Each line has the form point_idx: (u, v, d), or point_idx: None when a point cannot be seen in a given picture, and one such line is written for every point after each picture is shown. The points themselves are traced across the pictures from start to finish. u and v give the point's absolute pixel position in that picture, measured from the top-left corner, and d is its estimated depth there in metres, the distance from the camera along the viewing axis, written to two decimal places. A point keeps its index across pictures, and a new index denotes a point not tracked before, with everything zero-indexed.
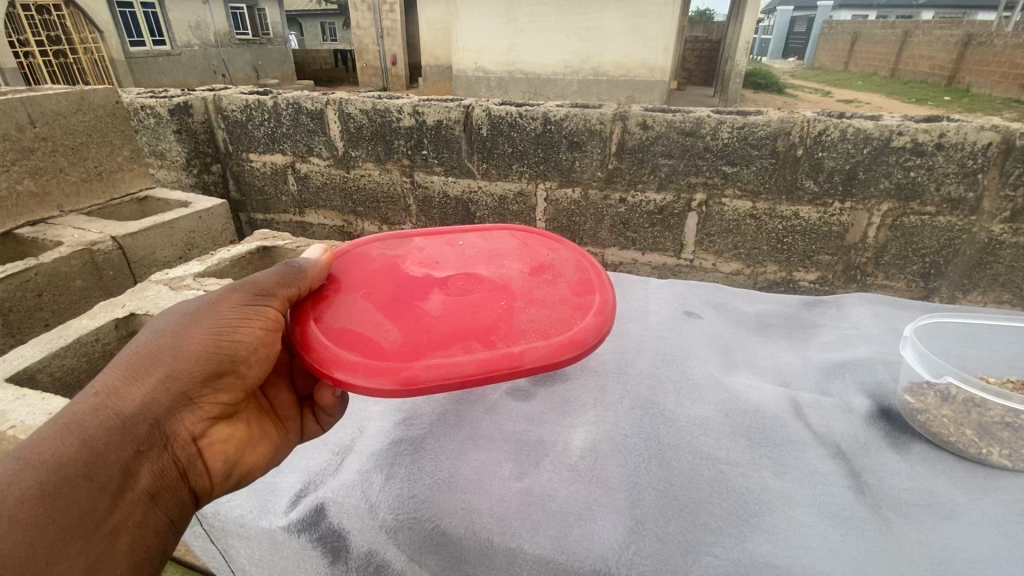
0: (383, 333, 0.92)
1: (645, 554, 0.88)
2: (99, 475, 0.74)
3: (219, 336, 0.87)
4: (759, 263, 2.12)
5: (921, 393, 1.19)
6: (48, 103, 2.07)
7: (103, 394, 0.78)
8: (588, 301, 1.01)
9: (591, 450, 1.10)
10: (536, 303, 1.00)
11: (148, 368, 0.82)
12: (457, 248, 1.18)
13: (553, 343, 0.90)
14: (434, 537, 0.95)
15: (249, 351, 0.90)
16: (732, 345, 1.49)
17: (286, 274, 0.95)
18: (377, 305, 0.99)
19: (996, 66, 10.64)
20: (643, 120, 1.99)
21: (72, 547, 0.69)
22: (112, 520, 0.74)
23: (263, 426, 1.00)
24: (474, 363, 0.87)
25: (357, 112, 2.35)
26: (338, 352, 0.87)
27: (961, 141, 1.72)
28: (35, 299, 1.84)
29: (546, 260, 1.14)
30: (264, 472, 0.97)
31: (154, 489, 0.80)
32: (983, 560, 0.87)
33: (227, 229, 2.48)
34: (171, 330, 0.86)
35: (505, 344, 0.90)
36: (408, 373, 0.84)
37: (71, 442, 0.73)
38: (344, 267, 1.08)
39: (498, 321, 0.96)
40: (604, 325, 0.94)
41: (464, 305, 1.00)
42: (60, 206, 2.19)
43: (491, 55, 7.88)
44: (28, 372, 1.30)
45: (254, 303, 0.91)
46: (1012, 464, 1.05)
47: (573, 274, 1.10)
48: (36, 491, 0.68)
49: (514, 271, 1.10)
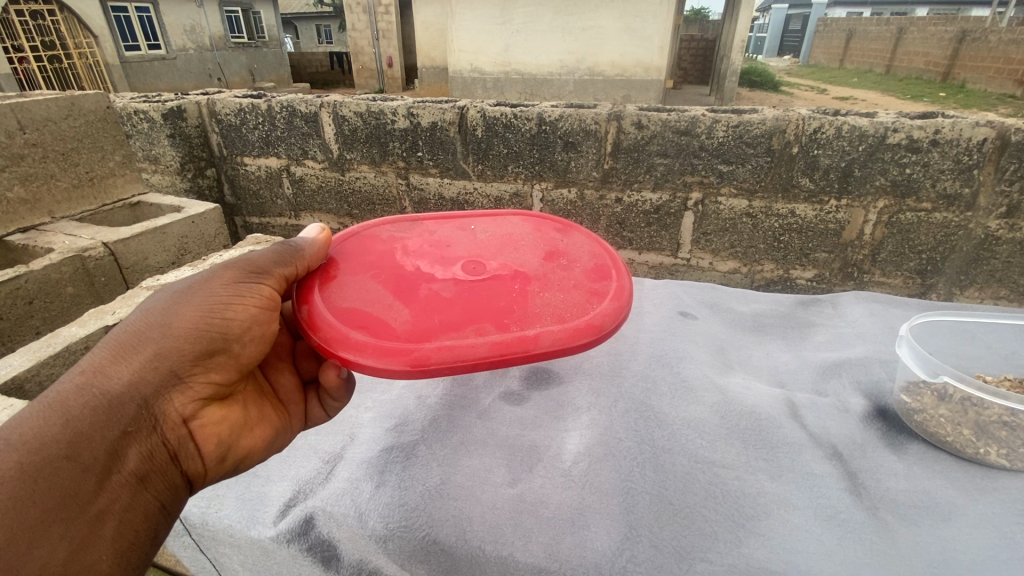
0: (393, 314, 0.90)
1: (639, 561, 0.87)
2: (83, 457, 0.73)
3: (210, 314, 0.85)
4: (756, 262, 2.11)
5: (917, 392, 1.18)
6: (37, 109, 2.04)
7: (88, 373, 0.77)
8: (605, 286, 0.99)
9: (584, 455, 1.09)
10: (551, 288, 0.98)
11: (136, 346, 0.81)
12: (468, 232, 1.16)
13: (570, 328, 0.88)
14: (425, 547, 0.94)
15: (243, 330, 0.88)
16: (728, 345, 1.48)
17: (282, 253, 0.93)
18: (388, 286, 0.97)
19: (990, 62, 10.71)
20: (637, 120, 1.98)
21: (54, 531, 0.69)
22: (97, 504, 0.74)
23: (262, 410, 0.99)
24: (487, 346, 0.85)
25: (351, 114, 2.34)
26: (347, 332, 0.85)
27: (957, 137, 1.71)
28: (26, 306, 1.83)
29: (560, 246, 1.12)
30: (261, 457, 0.96)
31: (143, 472, 0.79)
32: (981, 562, 0.86)
33: (221, 233, 2.46)
34: (160, 308, 0.85)
35: (519, 328, 0.89)
36: (418, 354, 0.83)
37: (55, 422, 0.72)
38: (351, 249, 1.05)
39: (513, 305, 0.94)
40: (621, 311, 0.92)
41: (477, 288, 0.98)
42: (51, 213, 2.17)
43: (486, 56, 7.84)
44: (16, 382, 1.28)
45: (248, 281, 0.89)
46: (1010, 464, 1.04)
47: (588, 260, 1.08)
48: (17, 473, 0.68)
49: (529, 255, 1.08)
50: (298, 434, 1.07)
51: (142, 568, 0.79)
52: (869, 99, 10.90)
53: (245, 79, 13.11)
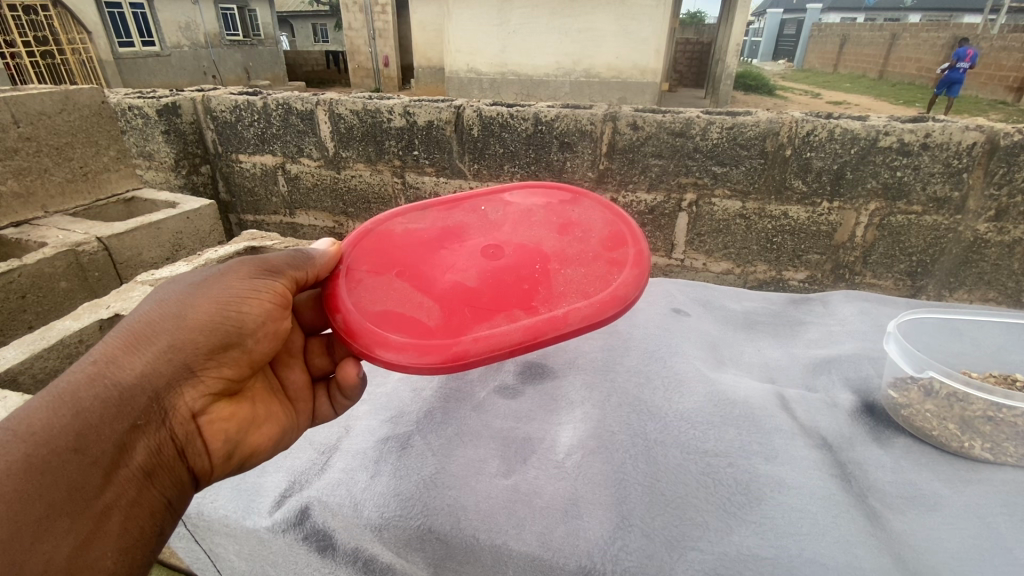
0: (424, 312, 0.92)
1: (631, 550, 0.89)
2: (91, 450, 0.72)
3: (226, 308, 0.87)
4: (749, 263, 2.13)
5: (905, 388, 1.19)
6: (31, 103, 2.04)
7: (100, 363, 0.77)
8: (622, 255, 1.02)
9: (578, 447, 1.10)
10: (571, 264, 1.02)
11: (150, 338, 0.82)
12: (479, 214, 1.15)
13: (595, 301, 0.92)
14: (420, 536, 0.95)
15: (256, 326, 0.90)
16: (720, 342, 1.49)
17: (296, 255, 0.95)
18: (416, 283, 0.98)
19: (982, 70, 10.88)
20: (633, 121, 2.00)
21: (59, 525, 0.68)
22: (102, 499, 0.73)
23: (270, 407, 1.00)
24: (521, 330, 0.88)
25: (347, 113, 2.35)
26: (385, 335, 0.87)
27: (947, 141, 1.74)
28: (19, 300, 1.82)
29: (572, 217, 1.13)
30: (267, 455, 0.97)
31: (149, 467, 0.79)
32: (964, 551, 0.88)
33: (216, 230, 2.46)
34: (174, 301, 0.86)
35: (547, 309, 0.92)
36: (457, 349, 0.85)
37: (65, 414, 0.72)
38: (369, 247, 1.04)
39: (537, 286, 0.97)
40: (642, 278, 0.96)
41: (500, 275, 1.00)
42: (44, 207, 2.16)
43: (483, 57, 7.85)
44: (10, 374, 1.28)
45: (263, 277, 0.91)
46: (993, 458, 1.07)
47: (602, 228, 1.10)
48: (24, 465, 0.67)
49: (544, 231, 1.10)
50: (304, 432, 1.08)
51: (147, 564, 0.78)
52: (863, 104, 11.03)
53: (240, 77, 13.06)
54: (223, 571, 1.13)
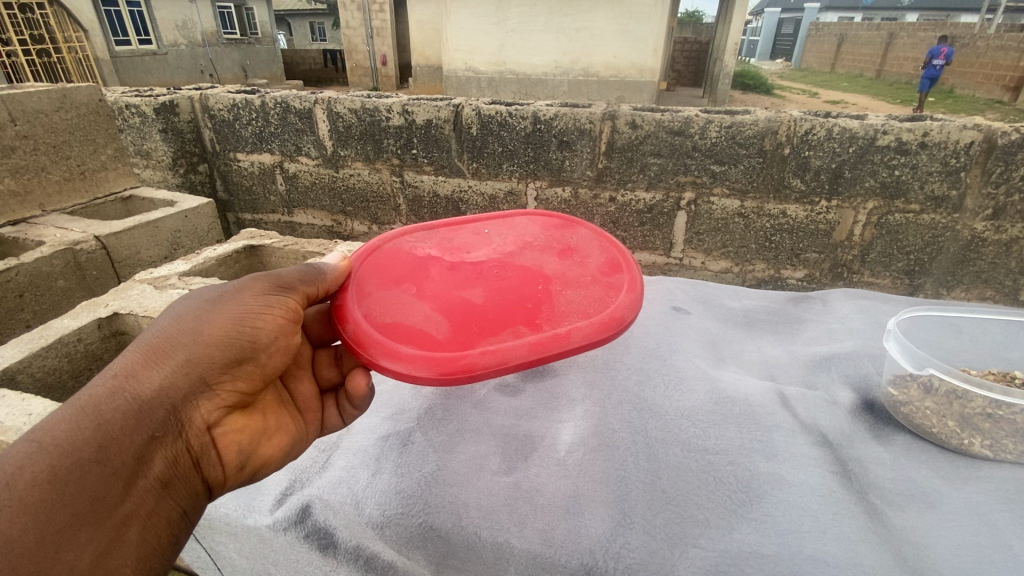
0: (432, 326, 0.92)
1: (633, 547, 0.90)
2: (112, 461, 0.72)
3: (242, 323, 0.86)
4: (747, 262, 2.14)
5: (904, 385, 1.20)
6: (28, 101, 2.03)
7: (121, 376, 0.77)
8: (618, 280, 1.03)
9: (579, 445, 1.10)
10: (572, 285, 1.02)
11: (169, 351, 0.81)
12: (483, 236, 1.16)
13: (595, 322, 0.92)
14: (422, 533, 0.96)
15: (270, 340, 0.89)
16: (719, 340, 1.50)
17: (309, 272, 0.94)
18: (422, 298, 0.98)
19: (979, 69, 10.91)
20: (631, 120, 2.00)
21: (81, 535, 0.68)
22: (123, 509, 0.73)
23: (280, 419, 0.99)
24: (525, 347, 0.88)
25: (345, 111, 2.34)
26: (393, 346, 0.86)
27: (944, 140, 1.74)
28: (16, 299, 1.81)
29: (570, 243, 1.14)
30: (278, 466, 0.96)
31: (167, 478, 0.79)
32: (963, 548, 0.88)
33: (214, 228, 2.45)
34: (191, 315, 0.85)
35: (550, 327, 0.92)
36: (465, 362, 0.85)
37: (87, 425, 0.71)
38: (376, 263, 1.04)
39: (540, 305, 0.97)
40: (638, 302, 0.97)
41: (504, 294, 1.00)
42: (41, 206, 2.15)
43: (481, 56, 7.85)
44: (8, 373, 1.28)
45: (277, 293, 0.90)
46: (993, 454, 1.07)
47: (600, 255, 1.11)
48: (48, 476, 0.67)
49: (545, 254, 1.10)
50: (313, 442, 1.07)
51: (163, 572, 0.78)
52: (861, 103, 11.05)
53: (238, 76, 13.02)
54: (225, 570, 1.13)
